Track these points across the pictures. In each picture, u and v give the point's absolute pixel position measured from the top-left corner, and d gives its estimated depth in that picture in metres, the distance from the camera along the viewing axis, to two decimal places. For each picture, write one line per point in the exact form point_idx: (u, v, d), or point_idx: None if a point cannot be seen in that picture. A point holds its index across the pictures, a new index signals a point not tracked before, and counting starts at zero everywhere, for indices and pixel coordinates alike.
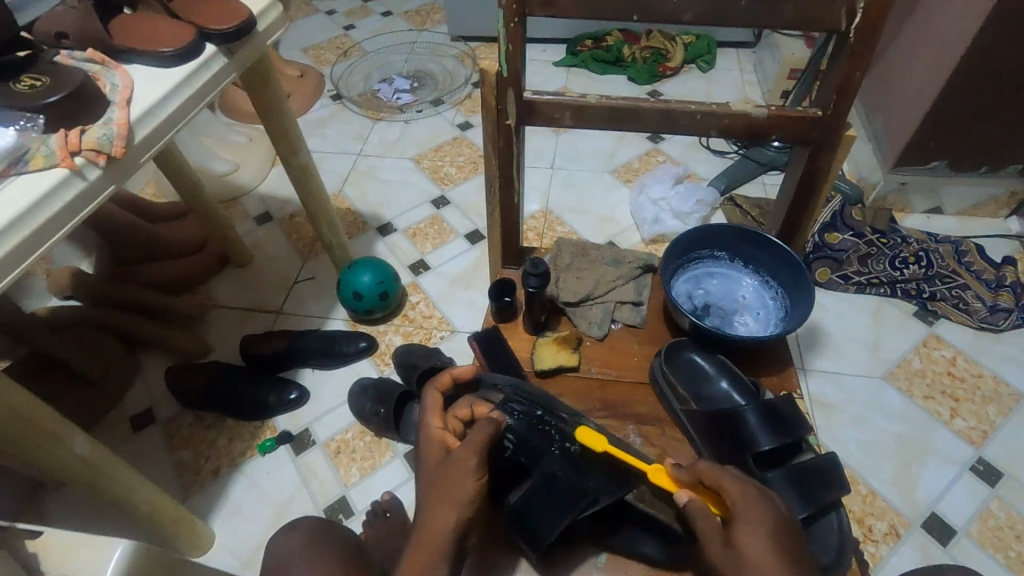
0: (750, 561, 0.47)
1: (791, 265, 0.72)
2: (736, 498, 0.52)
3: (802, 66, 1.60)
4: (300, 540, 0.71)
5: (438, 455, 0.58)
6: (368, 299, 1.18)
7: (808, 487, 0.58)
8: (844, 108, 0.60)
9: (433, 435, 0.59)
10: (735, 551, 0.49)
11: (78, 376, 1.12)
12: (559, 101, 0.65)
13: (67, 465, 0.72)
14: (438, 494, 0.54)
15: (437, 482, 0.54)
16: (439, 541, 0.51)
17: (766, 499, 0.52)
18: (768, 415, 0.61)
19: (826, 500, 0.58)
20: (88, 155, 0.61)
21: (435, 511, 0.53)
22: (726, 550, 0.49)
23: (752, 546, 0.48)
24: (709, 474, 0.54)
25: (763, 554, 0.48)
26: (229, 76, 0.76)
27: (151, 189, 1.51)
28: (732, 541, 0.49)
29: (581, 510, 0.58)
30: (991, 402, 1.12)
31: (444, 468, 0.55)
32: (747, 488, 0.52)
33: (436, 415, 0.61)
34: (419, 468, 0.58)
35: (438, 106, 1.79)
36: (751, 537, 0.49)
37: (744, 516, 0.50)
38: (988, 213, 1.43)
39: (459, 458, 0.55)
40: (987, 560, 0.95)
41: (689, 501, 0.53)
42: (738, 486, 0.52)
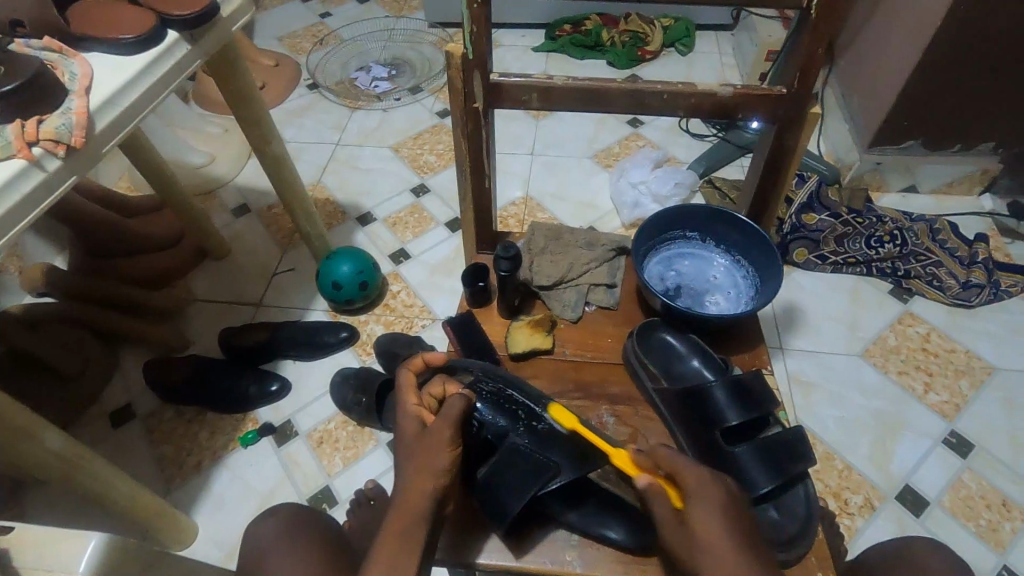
0: (702, 539, 0.49)
1: (762, 244, 0.73)
2: (693, 484, 0.52)
3: (779, 48, 1.60)
4: (278, 525, 0.71)
5: (414, 429, 0.58)
6: (347, 289, 1.18)
7: (775, 460, 0.59)
8: (809, 85, 0.61)
9: (410, 409, 0.59)
10: (688, 531, 0.50)
11: (54, 373, 1.11)
12: (527, 83, 0.65)
13: (40, 461, 0.71)
14: (414, 464, 0.55)
15: (416, 453, 0.56)
16: (418, 506, 0.53)
17: (718, 482, 0.53)
18: (737, 391, 0.61)
19: (793, 473, 0.59)
20: (47, 145, 0.60)
21: (414, 480, 0.54)
22: (680, 531, 0.50)
23: (705, 527, 0.49)
24: (670, 463, 0.54)
25: (718, 531, 0.49)
26: (193, 64, 0.75)
27: (125, 182, 1.49)
28: (689, 524, 0.50)
29: (544, 483, 0.58)
30: (963, 376, 1.14)
31: (423, 442, 0.56)
32: (702, 472, 0.53)
33: (411, 392, 0.61)
34: (397, 443, 0.58)
35: (416, 93, 1.77)
36: (704, 516, 0.50)
37: (694, 493, 0.51)
38: (963, 191, 1.45)
39: (437, 432, 0.56)
40: (959, 530, 0.97)
41: (649, 484, 0.52)
42: (692, 468, 0.53)
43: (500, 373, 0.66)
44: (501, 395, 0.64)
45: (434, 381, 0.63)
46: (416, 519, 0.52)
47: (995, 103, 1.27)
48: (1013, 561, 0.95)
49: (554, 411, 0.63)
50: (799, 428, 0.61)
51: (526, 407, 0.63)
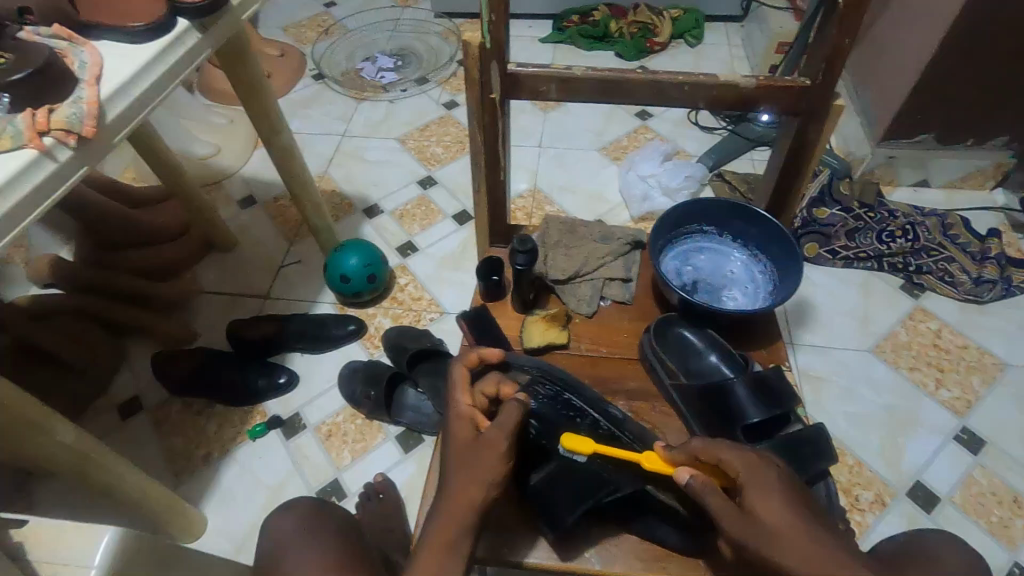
0: (771, 526, 0.46)
1: (781, 240, 0.72)
2: (741, 468, 0.51)
3: (790, 40, 1.58)
4: (296, 519, 0.71)
5: (466, 434, 0.56)
6: (356, 281, 1.17)
7: (797, 457, 0.59)
8: (833, 77, 0.59)
9: (464, 412, 0.57)
10: (746, 512, 0.48)
11: (62, 365, 1.10)
12: (544, 73, 0.64)
13: (51, 454, 0.71)
14: (463, 469, 0.53)
15: (469, 459, 0.54)
16: (466, 512, 0.51)
17: (764, 463, 0.52)
18: (757, 388, 0.61)
19: (815, 471, 0.58)
20: (58, 135, 0.59)
21: (461, 485, 0.52)
22: (738, 516, 0.48)
23: (768, 510, 0.47)
24: (708, 453, 0.53)
25: (777, 511, 0.47)
26: (203, 53, 0.74)
27: (130, 173, 1.48)
28: (745, 505, 0.48)
29: (604, 495, 0.58)
30: (975, 372, 1.13)
31: (476, 448, 0.54)
32: (750, 458, 0.51)
33: (466, 393, 0.59)
34: (448, 446, 0.56)
35: (423, 84, 1.76)
36: (764, 501, 0.48)
37: (745, 476, 0.50)
38: (975, 185, 1.43)
39: (491, 441, 0.54)
40: (971, 526, 0.97)
41: (693, 479, 0.51)
42: (738, 456, 0.52)
43: (557, 377, 0.66)
44: (558, 400, 0.64)
45: (490, 380, 0.60)
46: (461, 524, 0.51)
47: (1011, 97, 1.25)
48: None
49: (565, 442, 0.58)
50: (819, 425, 0.61)
51: (585, 413, 0.63)
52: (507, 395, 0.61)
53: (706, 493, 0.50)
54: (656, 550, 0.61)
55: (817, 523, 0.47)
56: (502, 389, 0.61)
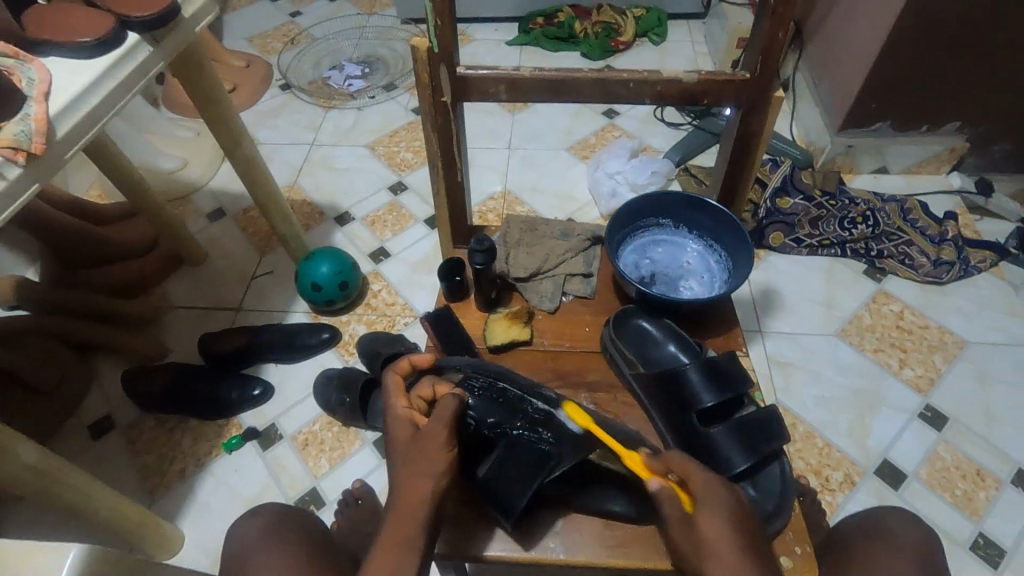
0: (712, 549, 0.50)
1: (733, 229, 0.73)
2: (704, 491, 0.53)
3: (749, 35, 1.62)
4: (261, 523, 0.71)
5: (406, 433, 0.57)
6: (327, 289, 1.17)
7: (750, 437, 0.60)
8: (770, 70, 0.61)
9: (400, 414, 0.58)
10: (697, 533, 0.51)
11: (28, 387, 1.09)
12: (494, 75, 0.64)
13: (15, 476, 0.70)
14: (410, 466, 0.54)
15: (412, 456, 0.55)
16: (417, 508, 0.52)
17: (727, 490, 0.54)
18: (710, 372, 0.62)
19: (768, 451, 0.60)
20: (5, 153, 0.59)
21: (410, 481, 0.53)
22: (688, 531, 0.51)
23: (715, 536, 0.50)
24: (681, 467, 0.55)
25: (724, 538, 0.50)
26: (156, 66, 0.74)
27: (95, 190, 1.46)
28: (696, 524, 0.51)
29: (549, 471, 0.59)
30: (936, 351, 1.17)
31: (417, 446, 0.55)
32: (715, 483, 0.54)
33: (399, 395, 0.60)
34: (390, 449, 0.57)
35: (391, 90, 1.76)
36: (715, 527, 0.51)
37: (706, 504, 0.52)
38: (932, 169, 1.47)
39: (431, 435, 0.56)
40: (936, 500, 1.00)
41: (660, 489, 0.53)
42: (705, 476, 0.54)
43: (489, 368, 0.66)
44: (492, 390, 0.64)
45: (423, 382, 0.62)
46: (416, 520, 0.52)
47: (959, 83, 1.29)
48: (988, 527, 0.97)
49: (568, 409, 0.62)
50: (773, 407, 0.63)
51: (521, 399, 0.64)
52: (441, 392, 0.62)
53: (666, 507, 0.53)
54: (621, 537, 0.62)
55: (761, 564, 0.49)
56: (436, 388, 0.62)
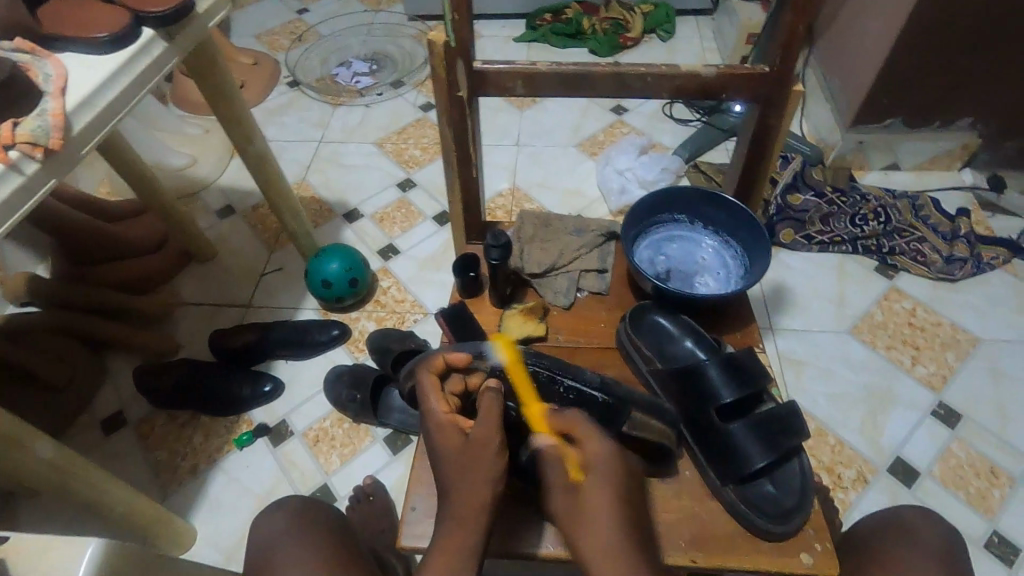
0: (590, 510, 0.51)
1: (749, 224, 0.73)
2: (593, 458, 0.54)
3: (759, 31, 1.61)
4: (282, 518, 0.71)
5: (455, 439, 0.56)
6: (337, 286, 1.17)
7: (769, 434, 0.60)
8: (790, 63, 0.61)
9: (444, 421, 0.56)
10: (578, 499, 0.52)
11: (41, 383, 1.09)
12: (510, 70, 0.64)
13: (31, 470, 0.70)
14: (467, 475, 0.54)
15: (465, 465, 0.54)
16: (481, 514, 0.53)
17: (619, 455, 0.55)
18: (729, 368, 0.62)
19: (787, 447, 0.60)
20: (24, 148, 0.59)
21: (468, 490, 0.53)
22: (570, 497, 0.53)
23: (596, 503, 0.51)
24: (578, 428, 0.56)
25: (605, 507, 0.51)
26: (170, 62, 0.74)
27: (105, 187, 1.47)
28: (579, 493, 0.52)
29: None
30: (949, 348, 1.16)
31: (469, 451, 0.54)
32: (610, 452, 0.54)
33: (439, 399, 0.58)
34: (439, 456, 0.56)
35: (398, 87, 1.76)
36: (597, 492, 0.52)
37: (597, 469, 0.53)
38: (944, 166, 1.46)
39: (484, 441, 0.54)
40: (950, 498, 0.99)
41: (546, 448, 0.56)
42: (603, 447, 0.55)
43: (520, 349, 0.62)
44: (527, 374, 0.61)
45: (457, 379, 0.60)
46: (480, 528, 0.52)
47: (973, 79, 1.28)
48: (1003, 525, 0.97)
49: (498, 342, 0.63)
50: (792, 404, 0.62)
51: (552, 382, 0.61)
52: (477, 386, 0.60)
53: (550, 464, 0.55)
54: None
55: (634, 533, 0.51)
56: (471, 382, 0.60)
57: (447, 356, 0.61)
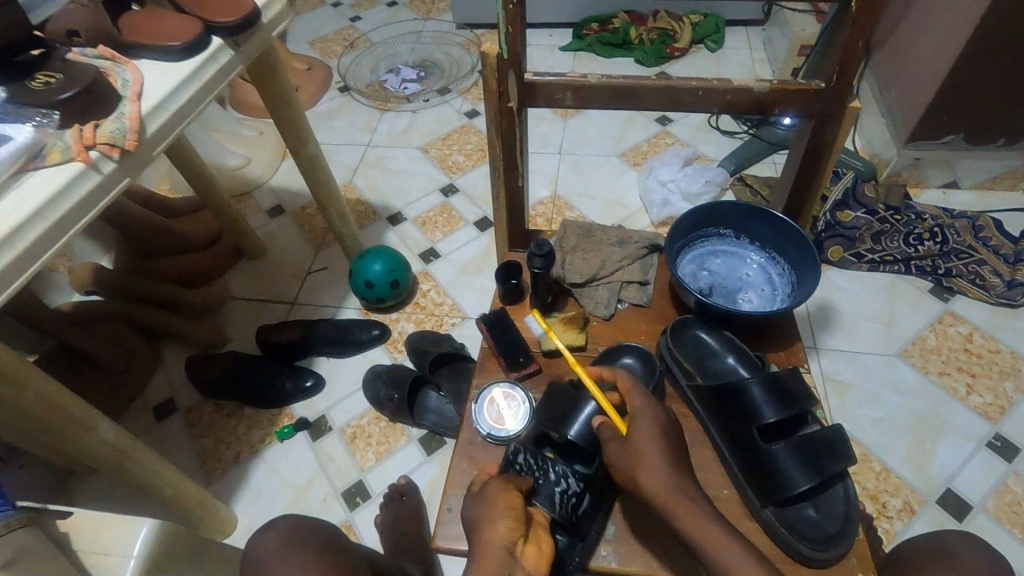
0: (643, 456, 0.56)
1: (798, 241, 0.71)
2: (640, 410, 0.60)
3: (812, 43, 1.58)
4: (278, 538, 0.69)
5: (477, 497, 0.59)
6: (379, 287, 1.20)
7: (813, 458, 0.58)
8: (848, 80, 0.59)
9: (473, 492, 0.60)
10: (632, 445, 0.57)
11: (101, 367, 1.15)
12: (560, 82, 0.64)
13: (94, 450, 0.74)
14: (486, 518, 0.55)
15: (481, 504, 0.57)
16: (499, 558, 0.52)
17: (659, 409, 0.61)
18: (773, 387, 0.60)
19: (832, 472, 0.58)
20: (102, 149, 0.63)
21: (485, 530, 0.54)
22: (624, 448, 0.58)
23: (646, 444, 0.57)
24: (624, 387, 0.62)
25: (655, 450, 0.57)
26: (235, 68, 0.78)
27: (165, 184, 1.55)
28: (631, 441, 0.58)
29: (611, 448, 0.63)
30: (1008, 377, 1.10)
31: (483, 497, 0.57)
32: (648, 402, 0.61)
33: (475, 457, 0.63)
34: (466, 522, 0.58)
35: (444, 94, 1.80)
36: (647, 439, 0.57)
37: (649, 414, 0.59)
38: (1007, 185, 1.40)
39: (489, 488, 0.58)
40: (1005, 536, 0.94)
41: (603, 424, 0.61)
42: (641, 398, 0.61)
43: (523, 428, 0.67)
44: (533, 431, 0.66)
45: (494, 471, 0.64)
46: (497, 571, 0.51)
47: None
48: None
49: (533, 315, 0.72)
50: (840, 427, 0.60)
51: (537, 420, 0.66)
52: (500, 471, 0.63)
53: (606, 432, 0.60)
54: (674, 552, 0.61)
55: (685, 477, 0.56)
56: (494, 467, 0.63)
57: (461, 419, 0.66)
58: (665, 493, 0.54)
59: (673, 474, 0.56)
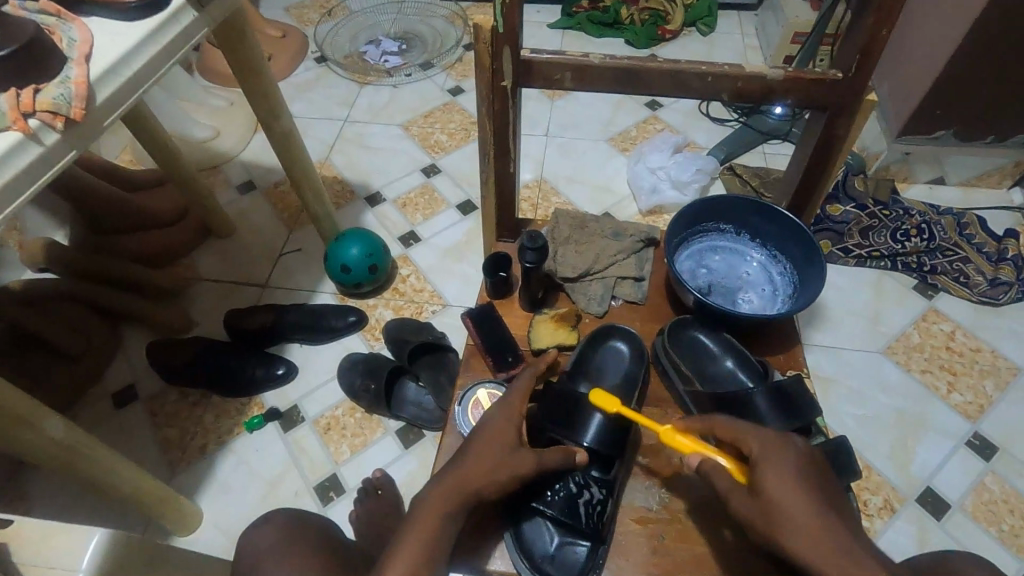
0: (776, 505, 0.49)
1: (802, 240, 0.68)
2: (756, 451, 0.52)
3: (806, 31, 1.54)
4: (276, 532, 0.65)
5: (495, 437, 0.55)
6: (356, 272, 1.14)
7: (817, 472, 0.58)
8: (866, 71, 0.56)
9: (494, 423, 0.56)
10: (760, 496, 0.50)
11: (54, 351, 1.08)
12: (560, 60, 0.59)
13: (41, 449, 0.68)
14: (470, 461, 0.53)
15: (468, 459, 0.54)
16: (441, 523, 0.51)
17: (788, 445, 0.53)
18: (779, 399, 0.58)
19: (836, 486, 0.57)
20: (44, 117, 0.56)
21: (450, 477, 0.53)
22: (752, 502, 0.50)
23: (778, 491, 0.49)
24: (732, 433, 0.54)
25: (785, 495, 0.49)
26: (200, 32, 0.70)
27: (127, 155, 1.45)
28: (759, 492, 0.50)
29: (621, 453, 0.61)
30: (988, 376, 1.11)
31: (481, 445, 0.55)
32: (768, 439, 0.53)
33: (520, 406, 0.58)
34: (466, 446, 0.55)
35: (427, 69, 1.72)
36: (774, 482, 0.50)
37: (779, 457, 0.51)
38: (993, 182, 1.39)
39: (488, 443, 0.55)
40: (982, 535, 0.95)
41: (700, 461, 0.55)
42: (757, 437, 0.53)
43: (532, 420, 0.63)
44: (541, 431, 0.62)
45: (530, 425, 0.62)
46: (437, 533, 0.50)
47: None
48: None
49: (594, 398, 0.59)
50: (843, 439, 0.60)
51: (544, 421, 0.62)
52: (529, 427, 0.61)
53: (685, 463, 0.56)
54: (668, 566, 0.58)
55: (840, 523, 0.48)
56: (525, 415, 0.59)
57: (530, 372, 0.61)
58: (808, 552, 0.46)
59: (826, 530, 0.47)
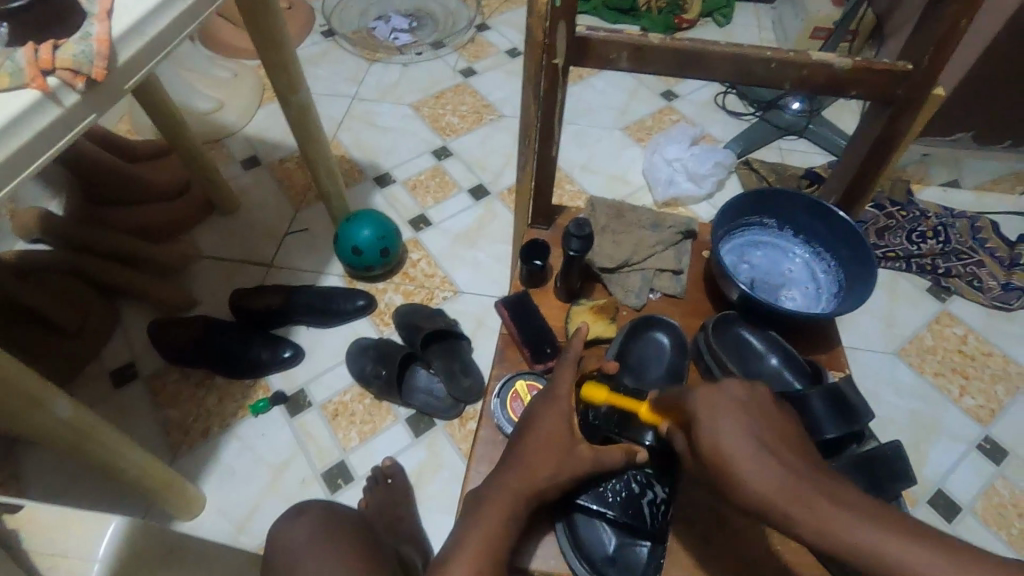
0: (719, 460, 0.45)
1: (849, 238, 0.68)
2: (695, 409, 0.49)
3: (827, 26, 1.52)
4: (312, 525, 0.65)
5: (551, 437, 0.55)
6: (368, 254, 1.11)
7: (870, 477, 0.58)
8: (935, 63, 0.57)
9: (548, 421, 0.56)
10: (703, 459, 0.46)
11: (49, 326, 1.03)
12: (617, 40, 0.58)
13: (46, 429, 0.64)
14: (517, 469, 0.53)
15: (527, 458, 0.53)
16: (507, 525, 0.50)
17: (726, 392, 0.49)
18: (833, 402, 0.59)
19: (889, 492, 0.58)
20: (63, 75, 0.52)
21: (515, 478, 0.52)
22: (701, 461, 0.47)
23: (719, 445, 0.45)
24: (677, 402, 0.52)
25: (732, 444, 0.45)
26: None
27: (125, 124, 1.39)
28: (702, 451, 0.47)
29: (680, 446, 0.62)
30: (999, 381, 1.11)
31: (539, 445, 0.54)
32: (706, 395, 0.49)
33: (569, 400, 0.57)
34: (522, 446, 0.55)
35: (438, 49, 1.67)
36: (712, 434, 0.46)
37: (717, 416, 0.47)
38: (1006, 188, 1.38)
39: (546, 442, 0.54)
40: (991, 538, 0.95)
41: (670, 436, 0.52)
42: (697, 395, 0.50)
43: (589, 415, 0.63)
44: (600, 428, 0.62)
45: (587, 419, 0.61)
46: (506, 536, 0.50)
47: None
48: None
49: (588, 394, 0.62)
50: (895, 442, 0.61)
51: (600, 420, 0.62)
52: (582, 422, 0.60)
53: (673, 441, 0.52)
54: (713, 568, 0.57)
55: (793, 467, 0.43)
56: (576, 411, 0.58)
57: (572, 358, 0.59)
58: (774, 504, 0.42)
59: (783, 479, 0.42)
